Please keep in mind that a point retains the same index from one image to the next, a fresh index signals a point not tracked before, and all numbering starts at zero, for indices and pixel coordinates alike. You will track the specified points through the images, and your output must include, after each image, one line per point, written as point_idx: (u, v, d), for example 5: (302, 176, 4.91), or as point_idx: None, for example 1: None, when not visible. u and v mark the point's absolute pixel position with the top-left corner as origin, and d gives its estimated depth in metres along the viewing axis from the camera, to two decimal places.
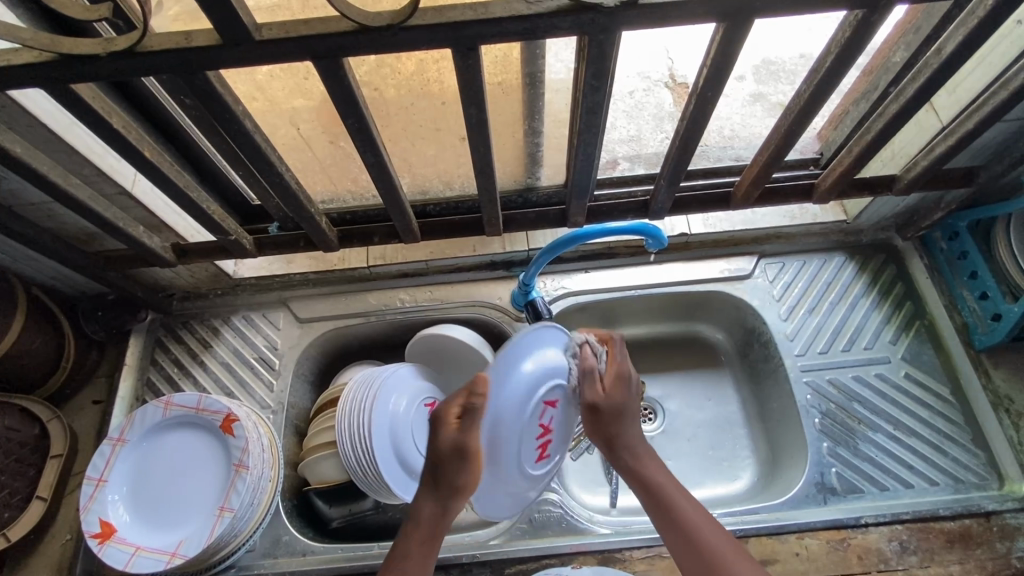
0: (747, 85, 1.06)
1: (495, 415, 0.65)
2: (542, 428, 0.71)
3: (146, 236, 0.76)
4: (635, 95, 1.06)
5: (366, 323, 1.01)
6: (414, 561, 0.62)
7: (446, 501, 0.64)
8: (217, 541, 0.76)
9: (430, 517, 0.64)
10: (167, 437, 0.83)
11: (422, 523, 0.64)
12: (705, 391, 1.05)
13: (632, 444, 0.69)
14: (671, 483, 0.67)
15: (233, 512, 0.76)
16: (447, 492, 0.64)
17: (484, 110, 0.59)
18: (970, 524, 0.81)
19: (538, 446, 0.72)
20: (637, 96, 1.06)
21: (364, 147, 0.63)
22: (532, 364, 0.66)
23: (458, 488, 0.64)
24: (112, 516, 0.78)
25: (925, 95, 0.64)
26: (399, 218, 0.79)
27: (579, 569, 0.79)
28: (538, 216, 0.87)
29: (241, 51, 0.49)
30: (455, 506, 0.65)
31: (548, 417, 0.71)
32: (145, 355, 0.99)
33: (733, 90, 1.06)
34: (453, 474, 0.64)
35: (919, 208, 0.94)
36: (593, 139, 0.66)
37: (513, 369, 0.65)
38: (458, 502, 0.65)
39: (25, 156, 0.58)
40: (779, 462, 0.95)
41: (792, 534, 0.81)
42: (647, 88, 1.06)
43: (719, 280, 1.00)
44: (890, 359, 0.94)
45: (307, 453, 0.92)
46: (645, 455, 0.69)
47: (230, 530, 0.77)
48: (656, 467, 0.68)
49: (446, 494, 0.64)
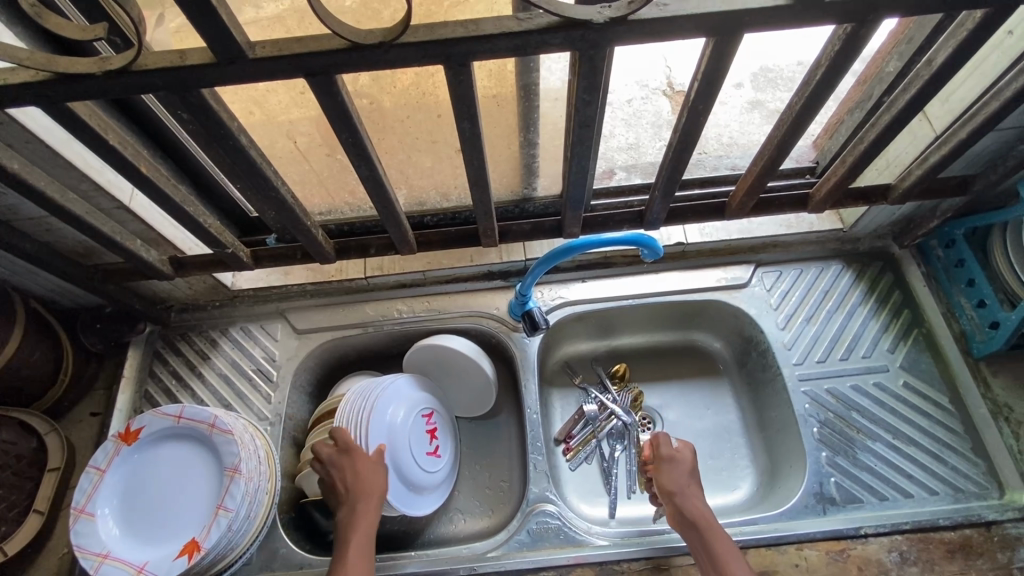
0: (745, 92, 1.06)
1: (387, 442, 0.88)
2: (424, 414, 0.95)
3: (143, 250, 0.77)
4: (633, 104, 1.06)
5: (364, 334, 1.02)
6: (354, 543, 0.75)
7: (359, 499, 0.79)
8: (221, 539, 0.76)
9: (358, 514, 0.78)
10: (149, 459, 0.83)
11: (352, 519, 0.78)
12: (705, 400, 1.05)
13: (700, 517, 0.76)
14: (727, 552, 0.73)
15: (229, 511, 0.77)
16: (355, 495, 0.80)
17: (477, 124, 0.59)
18: (969, 534, 0.81)
19: (423, 431, 0.93)
20: (634, 105, 1.06)
21: (358, 161, 0.64)
22: (389, 410, 0.90)
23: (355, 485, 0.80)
24: (108, 543, 0.77)
25: (916, 107, 0.64)
26: (395, 230, 0.79)
27: None
28: (535, 226, 0.87)
29: (236, 69, 0.49)
30: (365, 493, 0.80)
31: (427, 412, 0.96)
32: (144, 367, 0.99)
33: (731, 97, 1.06)
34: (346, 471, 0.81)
35: (915, 216, 0.95)
36: (586, 151, 0.66)
37: (391, 414, 0.90)
38: (364, 492, 0.80)
39: (22, 173, 0.59)
40: (779, 471, 0.95)
41: (790, 545, 0.81)
42: (645, 96, 1.06)
43: (716, 289, 1.00)
44: (888, 367, 0.94)
45: (303, 465, 0.92)
46: (708, 513, 0.77)
47: (229, 530, 0.76)
48: (717, 529, 0.75)
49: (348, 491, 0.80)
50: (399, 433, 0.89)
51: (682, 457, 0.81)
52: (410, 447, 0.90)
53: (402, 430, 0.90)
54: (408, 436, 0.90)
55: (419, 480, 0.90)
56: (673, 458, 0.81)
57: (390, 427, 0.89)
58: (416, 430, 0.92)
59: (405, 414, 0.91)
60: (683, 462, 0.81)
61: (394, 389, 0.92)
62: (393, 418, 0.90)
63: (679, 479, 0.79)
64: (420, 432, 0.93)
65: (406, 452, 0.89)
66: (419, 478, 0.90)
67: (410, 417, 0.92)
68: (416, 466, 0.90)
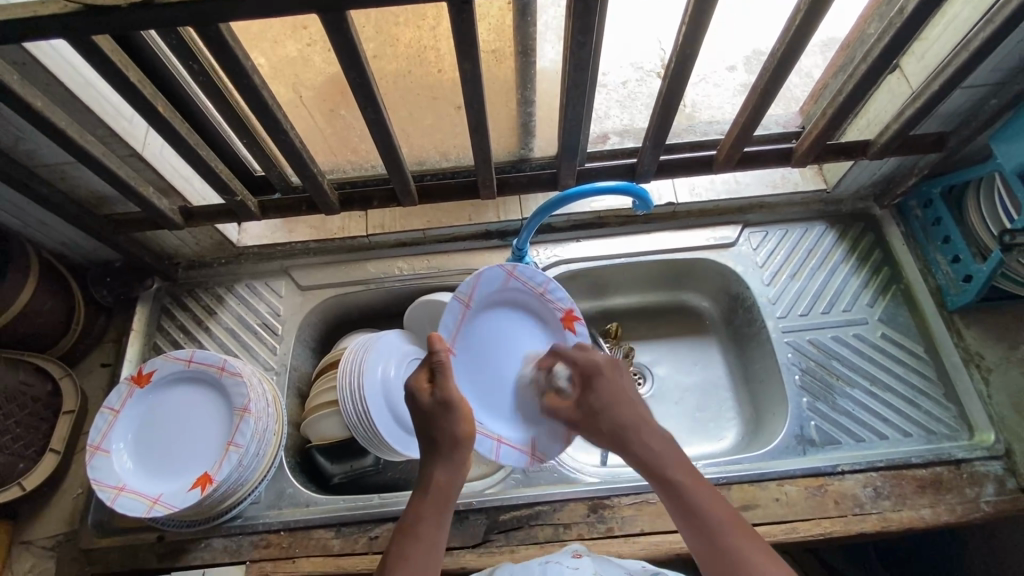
0: (738, 75, 1.05)
1: (385, 395, 0.93)
2: None
3: (156, 197, 0.80)
4: (628, 86, 1.06)
5: (366, 291, 1.05)
6: (424, 526, 0.62)
7: (450, 454, 0.68)
8: (231, 472, 0.80)
9: (440, 479, 0.66)
10: (159, 402, 0.86)
11: (434, 485, 0.66)
12: (692, 357, 1.10)
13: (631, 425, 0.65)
14: (677, 464, 0.62)
15: (240, 447, 0.81)
16: (449, 449, 0.68)
17: (478, 65, 0.65)
18: (941, 471, 0.86)
19: None
20: (630, 86, 1.06)
21: (365, 103, 0.69)
22: (381, 368, 0.95)
23: (455, 439, 0.68)
24: (122, 477, 0.80)
25: (889, 54, 0.69)
26: (398, 178, 0.84)
27: (581, 559, 0.72)
28: (531, 179, 0.91)
29: (254, 3, 0.53)
30: (459, 461, 0.68)
31: (415, 377, 1.00)
32: (151, 321, 1.02)
33: (725, 80, 1.06)
34: (449, 425, 0.68)
35: (894, 176, 0.99)
36: (581, 95, 0.70)
37: (383, 370, 0.95)
38: (457, 458, 0.68)
39: (45, 110, 0.62)
40: (762, 418, 1.00)
41: (771, 481, 0.86)
42: (641, 78, 1.06)
43: (705, 247, 1.04)
44: (867, 320, 0.98)
45: (309, 413, 0.96)
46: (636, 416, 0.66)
47: (238, 466, 0.80)
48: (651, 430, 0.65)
49: (448, 447, 0.68)
50: (392, 387, 0.95)
51: (596, 368, 0.72)
52: (402, 402, 0.95)
53: (391, 383, 0.95)
54: (398, 390, 0.95)
55: (416, 425, 0.96)
56: (592, 379, 0.71)
57: (386, 381, 0.95)
58: (402, 385, 0.96)
59: (396, 372, 0.97)
60: (593, 372, 0.72)
61: (382, 348, 0.97)
62: (385, 373, 0.95)
63: (605, 415, 0.67)
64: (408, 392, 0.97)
65: (400, 403, 0.95)
66: (410, 430, 0.95)
67: (398, 376, 0.97)
68: (408, 418, 0.95)
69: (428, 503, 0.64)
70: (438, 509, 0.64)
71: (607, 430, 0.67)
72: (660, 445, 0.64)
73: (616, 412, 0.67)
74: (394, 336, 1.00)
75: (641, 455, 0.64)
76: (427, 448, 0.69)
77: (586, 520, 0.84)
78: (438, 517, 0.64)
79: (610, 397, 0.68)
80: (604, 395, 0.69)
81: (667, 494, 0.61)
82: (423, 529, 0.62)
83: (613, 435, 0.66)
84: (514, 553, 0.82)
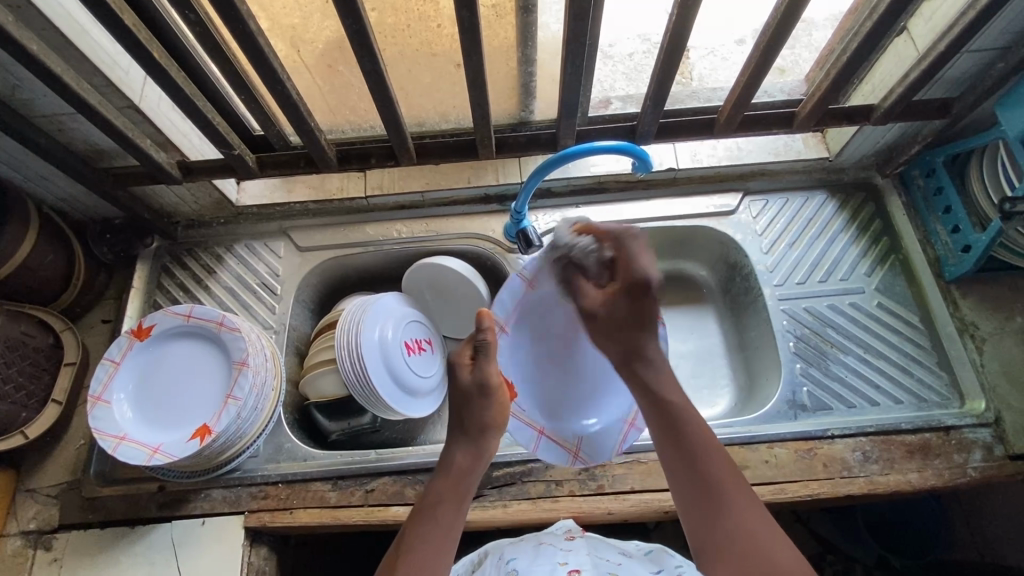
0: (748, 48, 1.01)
1: (383, 356, 0.94)
2: (411, 343, 1.00)
3: (154, 151, 0.80)
4: (634, 58, 1.02)
5: (365, 253, 1.06)
6: (446, 506, 0.65)
7: (480, 439, 0.71)
8: (230, 423, 0.81)
9: (461, 461, 0.69)
10: (160, 355, 0.87)
11: (455, 469, 0.69)
12: (689, 325, 1.11)
13: (650, 357, 0.72)
14: (691, 419, 0.67)
15: (239, 400, 0.82)
16: (475, 435, 0.71)
17: (475, 13, 0.64)
18: (930, 437, 0.87)
19: (411, 354, 0.99)
20: (636, 59, 1.02)
21: (361, 52, 0.68)
22: (378, 329, 0.95)
23: (484, 425, 0.71)
24: (123, 427, 0.82)
25: (896, 11, 0.68)
26: (396, 136, 0.84)
27: (574, 542, 0.74)
28: (531, 139, 0.91)
29: None
30: (488, 446, 0.71)
31: (413, 339, 1.01)
32: (151, 279, 1.03)
33: (733, 54, 1.02)
34: (479, 410, 0.71)
35: (897, 144, 0.98)
36: (580, 48, 0.69)
37: (382, 332, 0.96)
38: (489, 443, 0.71)
39: (41, 55, 0.62)
40: (755, 384, 1.01)
41: (762, 443, 0.87)
42: (648, 50, 1.02)
43: (705, 215, 1.04)
44: (864, 289, 0.98)
45: (307, 370, 0.98)
46: (666, 376, 0.71)
47: (237, 418, 0.82)
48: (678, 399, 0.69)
49: (476, 433, 0.71)
50: (391, 349, 0.96)
51: (650, 283, 0.73)
52: (402, 364, 0.96)
53: (390, 344, 0.96)
54: (395, 351, 0.96)
55: (413, 385, 0.97)
56: (642, 287, 0.73)
57: (384, 343, 0.95)
58: (401, 346, 0.97)
59: (394, 333, 0.97)
60: (643, 287, 0.73)
61: (379, 309, 0.97)
62: (383, 335, 0.95)
63: (631, 330, 0.73)
64: (407, 354, 0.98)
65: (400, 365, 0.96)
66: (408, 392, 0.97)
67: (396, 337, 0.97)
68: (407, 379, 0.96)
69: (448, 483, 0.67)
70: (458, 490, 0.67)
71: (626, 345, 0.73)
72: (661, 372, 0.71)
73: (645, 343, 0.73)
74: (390, 298, 1.00)
75: (644, 374, 0.71)
76: (456, 428, 0.72)
77: (578, 477, 0.86)
78: (459, 504, 0.66)
79: (644, 318, 0.73)
80: (646, 311, 0.73)
81: (665, 427, 0.67)
82: (442, 509, 0.65)
83: (631, 350, 0.73)
84: (506, 507, 0.84)
